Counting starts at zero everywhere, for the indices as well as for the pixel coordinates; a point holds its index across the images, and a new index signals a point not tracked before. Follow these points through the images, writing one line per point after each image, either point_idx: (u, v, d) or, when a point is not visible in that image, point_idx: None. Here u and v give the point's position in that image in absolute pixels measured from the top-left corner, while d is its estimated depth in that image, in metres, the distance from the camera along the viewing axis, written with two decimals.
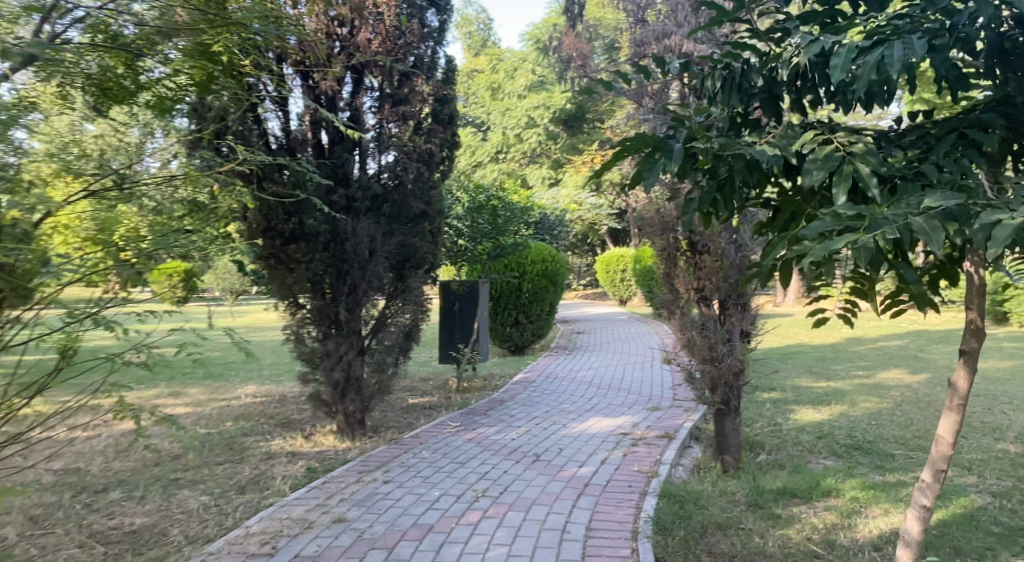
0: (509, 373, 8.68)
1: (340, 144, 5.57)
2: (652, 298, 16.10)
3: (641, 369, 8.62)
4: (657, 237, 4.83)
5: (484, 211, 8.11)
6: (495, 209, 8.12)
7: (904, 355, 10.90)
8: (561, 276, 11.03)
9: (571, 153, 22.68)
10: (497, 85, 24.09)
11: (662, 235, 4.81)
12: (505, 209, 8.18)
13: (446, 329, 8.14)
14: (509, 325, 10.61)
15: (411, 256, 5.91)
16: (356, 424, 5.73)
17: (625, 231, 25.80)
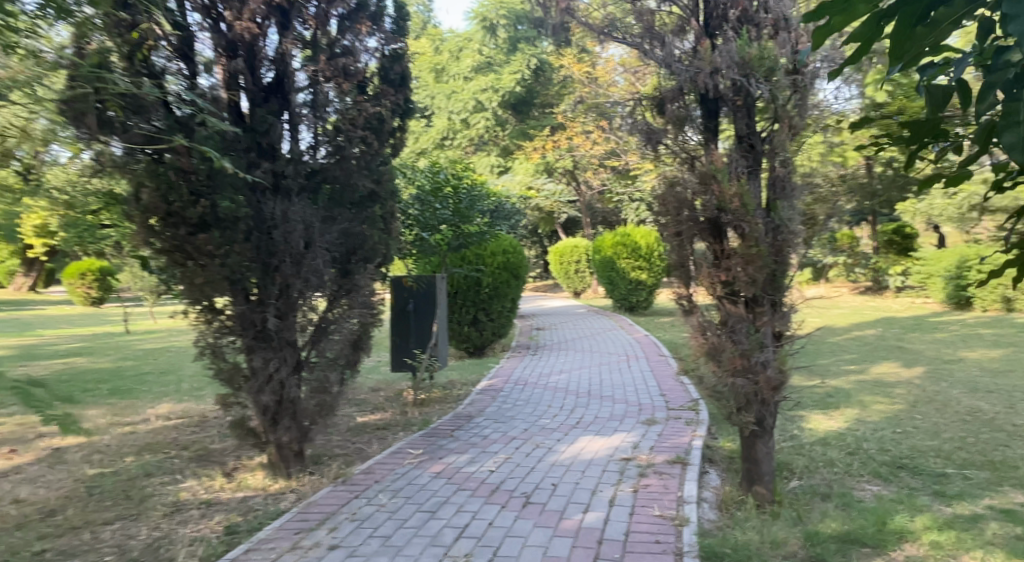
0: (472, 380, 7.63)
1: (263, 107, 4.39)
2: (613, 290, 15.29)
3: (619, 371, 7.71)
4: (674, 219, 3.89)
5: (442, 196, 7.04)
6: (456, 192, 7.08)
7: (886, 345, 10.35)
8: (523, 269, 10.08)
9: (521, 139, 21.75)
10: (441, 67, 22.84)
11: (679, 216, 3.87)
12: (467, 192, 7.13)
13: (399, 333, 7.09)
14: (467, 325, 9.57)
15: (359, 248, 4.77)
16: (291, 458, 4.59)
17: (577, 221, 25.00)
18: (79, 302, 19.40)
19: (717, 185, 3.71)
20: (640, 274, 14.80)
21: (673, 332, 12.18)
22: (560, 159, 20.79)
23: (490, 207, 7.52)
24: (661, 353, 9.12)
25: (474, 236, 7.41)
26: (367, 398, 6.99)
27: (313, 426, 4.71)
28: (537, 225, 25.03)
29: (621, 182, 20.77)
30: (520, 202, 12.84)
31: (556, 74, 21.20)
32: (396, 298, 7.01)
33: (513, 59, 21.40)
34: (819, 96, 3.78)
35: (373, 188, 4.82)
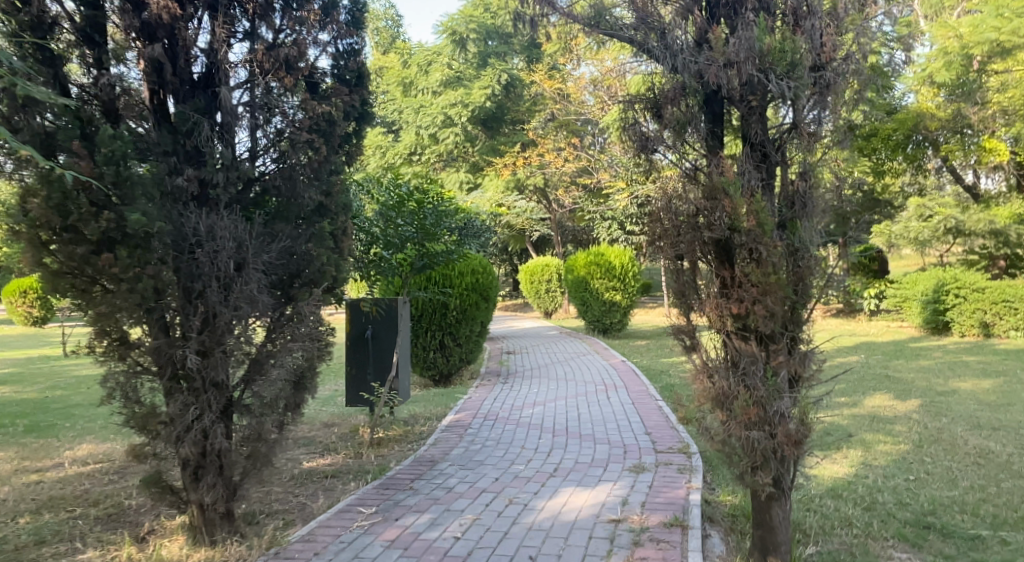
0: (437, 413, 6.95)
1: (192, 107, 3.71)
2: (586, 312, 14.71)
3: (597, 404, 7.09)
4: (673, 239, 3.28)
5: (405, 211, 6.38)
6: (420, 207, 6.44)
7: (874, 373, 9.90)
8: (493, 291, 9.48)
9: (491, 155, 21.26)
10: (409, 80, 22.18)
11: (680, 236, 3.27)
12: (432, 208, 6.48)
13: (356, 362, 6.41)
14: (433, 351, 8.91)
15: (304, 269, 4.09)
16: (218, 521, 3.87)
17: (549, 240, 24.47)
18: (19, 320, 18.32)
19: (728, 199, 3.11)
20: (614, 295, 14.26)
21: (649, 357, 11.61)
22: (530, 176, 20.27)
23: (460, 223, 6.86)
24: (641, 383, 8.53)
25: (441, 256, 6.75)
26: (317, 436, 6.25)
27: (246, 480, 3.99)
28: (507, 244, 24.44)
29: (593, 200, 20.32)
30: (490, 220, 12.22)
31: (527, 91, 20.76)
32: (353, 322, 6.35)
33: (483, 73, 20.88)
34: (844, 98, 3.24)
35: (321, 201, 4.16)
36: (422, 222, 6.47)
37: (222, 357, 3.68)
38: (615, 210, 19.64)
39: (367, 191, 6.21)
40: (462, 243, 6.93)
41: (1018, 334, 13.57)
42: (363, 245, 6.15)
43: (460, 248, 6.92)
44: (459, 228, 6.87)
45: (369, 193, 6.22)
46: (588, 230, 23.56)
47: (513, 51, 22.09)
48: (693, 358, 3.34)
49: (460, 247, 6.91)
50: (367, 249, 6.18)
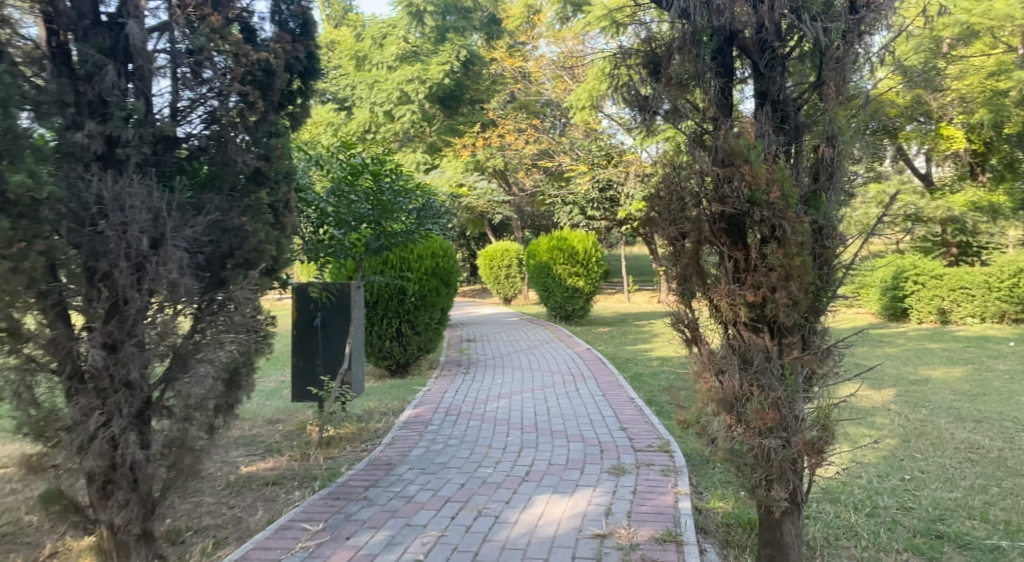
0: (393, 409, 6.40)
1: (97, 49, 3.11)
2: (548, 298, 14.25)
3: (565, 396, 6.63)
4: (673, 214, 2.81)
5: (360, 184, 5.69)
6: (377, 179, 5.73)
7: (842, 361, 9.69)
8: (454, 275, 8.95)
9: (450, 135, 20.74)
10: (362, 53, 21.22)
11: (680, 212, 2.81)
12: (391, 182, 5.81)
13: (304, 353, 5.82)
14: (389, 340, 8.34)
15: (238, 246, 3.52)
16: (132, 544, 3.32)
17: (506, 223, 23.96)
18: None
19: (748, 165, 2.61)
20: (576, 280, 13.84)
21: (614, 345, 11.22)
22: (489, 158, 19.72)
23: (422, 201, 6.19)
24: (609, 372, 8.12)
25: (401, 236, 6.09)
26: (260, 438, 5.64)
27: (167, 494, 3.41)
28: (465, 228, 23.82)
29: (553, 183, 19.92)
30: (449, 202, 11.65)
31: (487, 69, 20.33)
32: (301, 310, 5.75)
33: (441, 49, 20.17)
34: (873, 47, 2.81)
35: (258, 167, 3.61)
36: (378, 196, 5.77)
37: (135, 351, 3.10)
38: (576, 194, 19.23)
39: (315, 163, 5.54)
40: (426, 222, 6.27)
41: (974, 321, 13.58)
42: (310, 226, 5.57)
43: (422, 230, 6.25)
44: (421, 203, 6.19)
45: (321, 168, 5.56)
46: (547, 214, 23.12)
47: (472, 28, 21.44)
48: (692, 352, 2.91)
49: (423, 230, 6.26)
50: (316, 230, 5.61)
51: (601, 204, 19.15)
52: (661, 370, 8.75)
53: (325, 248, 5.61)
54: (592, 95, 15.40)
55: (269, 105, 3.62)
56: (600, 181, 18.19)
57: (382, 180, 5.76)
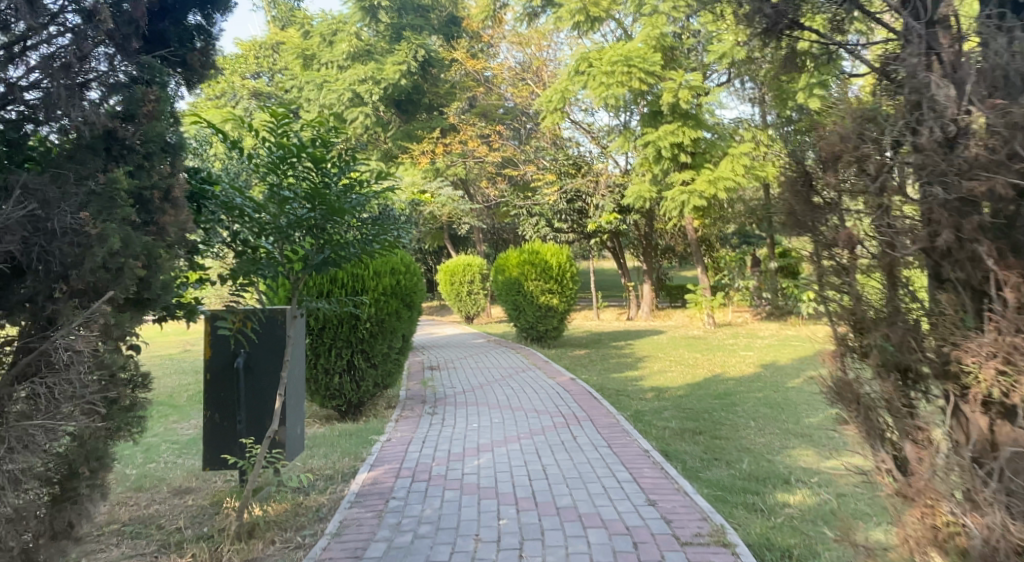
0: (342, 474, 4.93)
1: None
2: (518, 317, 12.94)
3: (564, 451, 5.26)
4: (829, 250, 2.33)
5: (297, 173, 3.92)
6: (323, 166, 3.92)
7: None
8: (416, 295, 7.72)
9: (406, 141, 19.36)
10: (310, 52, 19.73)
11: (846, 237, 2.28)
12: (339, 166, 3.97)
13: (220, 403, 4.35)
14: (339, 374, 6.96)
15: (78, 263, 2.16)
16: None
17: (466, 235, 22.61)
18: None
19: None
20: (549, 298, 12.55)
21: (596, 370, 9.97)
22: (450, 166, 18.45)
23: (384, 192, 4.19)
24: (606, 412, 6.79)
25: (358, 247, 4.15)
26: (156, 523, 4.11)
27: None
28: (423, 241, 22.41)
29: (519, 194, 18.67)
30: (407, 211, 10.32)
31: (448, 71, 19.15)
32: (221, 346, 4.31)
33: (396, 48, 18.80)
34: None
35: (113, 128, 2.35)
36: (316, 188, 3.92)
37: None
38: (543, 206, 17.90)
39: (231, 140, 3.81)
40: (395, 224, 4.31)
41: None
42: (227, 233, 3.85)
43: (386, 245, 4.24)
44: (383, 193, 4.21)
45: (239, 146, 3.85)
46: (510, 226, 21.88)
47: (430, 28, 20.15)
48: (886, 453, 2.28)
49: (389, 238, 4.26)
50: (235, 239, 3.88)
51: (569, 215, 17.91)
52: (663, 405, 7.43)
53: (250, 266, 3.85)
54: (564, 95, 14.21)
55: (129, 32, 2.42)
56: (568, 192, 17.40)
57: (323, 160, 3.91)
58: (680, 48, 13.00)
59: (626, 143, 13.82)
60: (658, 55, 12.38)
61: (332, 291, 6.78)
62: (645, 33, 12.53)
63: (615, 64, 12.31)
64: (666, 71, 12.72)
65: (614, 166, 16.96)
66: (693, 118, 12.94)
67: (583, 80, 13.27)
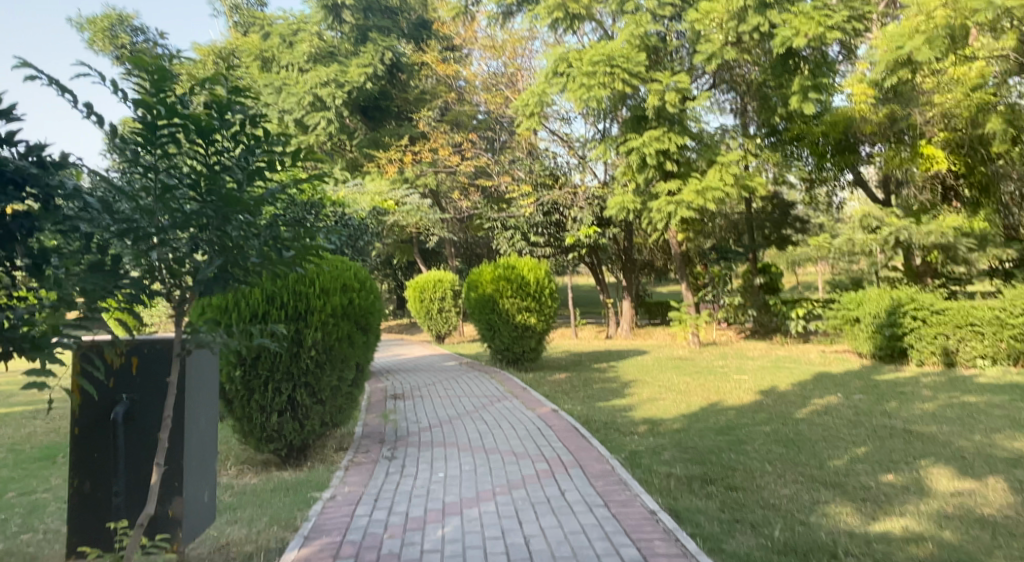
0: (266, 550, 3.85)
1: None
2: (492, 338, 11.86)
3: (550, 516, 4.27)
4: None
5: (187, 152, 2.87)
6: (222, 147, 2.93)
7: (874, 410, 7.53)
8: (374, 315, 6.70)
9: (373, 149, 18.34)
10: (270, 54, 18.84)
11: None
12: (242, 140, 2.95)
13: (93, 469, 3.43)
14: (277, 416, 6.06)
15: None
16: None
17: (438, 248, 21.60)
18: None
19: None
20: (526, 317, 11.55)
21: (579, 398, 8.94)
22: (420, 176, 17.49)
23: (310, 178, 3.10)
24: (596, 454, 5.80)
25: (274, 256, 3.01)
26: None
27: None
28: (392, 254, 21.41)
29: (492, 206, 17.70)
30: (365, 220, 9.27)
31: (418, 78, 18.33)
32: (91, 393, 3.40)
33: (362, 50, 17.86)
34: None
35: None
36: (208, 168, 2.87)
37: None
38: (517, 218, 16.72)
39: (86, 106, 2.73)
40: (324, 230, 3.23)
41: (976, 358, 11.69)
42: (76, 240, 2.62)
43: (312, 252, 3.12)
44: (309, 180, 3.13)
45: (99, 114, 2.75)
46: (483, 240, 20.93)
47: (399, 33, 19.20)
48: None
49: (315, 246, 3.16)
50: (87, 247, 2.64)
51: (545, 228, 16.84)
52: (661, 444, 6.39)
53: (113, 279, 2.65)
54: (541, 98, 13.10)
55: None
56: (544, 203, 16.31)
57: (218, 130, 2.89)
58: (663, 50, 12.15)
59: (606, 150, 12.84)
60: (643, 54, 11.41)
61: (268, 312, 5.84)
62: (628, 31, 11.54)
63: (596, 63, 11.30)
64: (649, 72, 11.81)
65: (592, 178, 16.10)
66: (678, 125, 11.98)
67: (562, 82, 12.34)
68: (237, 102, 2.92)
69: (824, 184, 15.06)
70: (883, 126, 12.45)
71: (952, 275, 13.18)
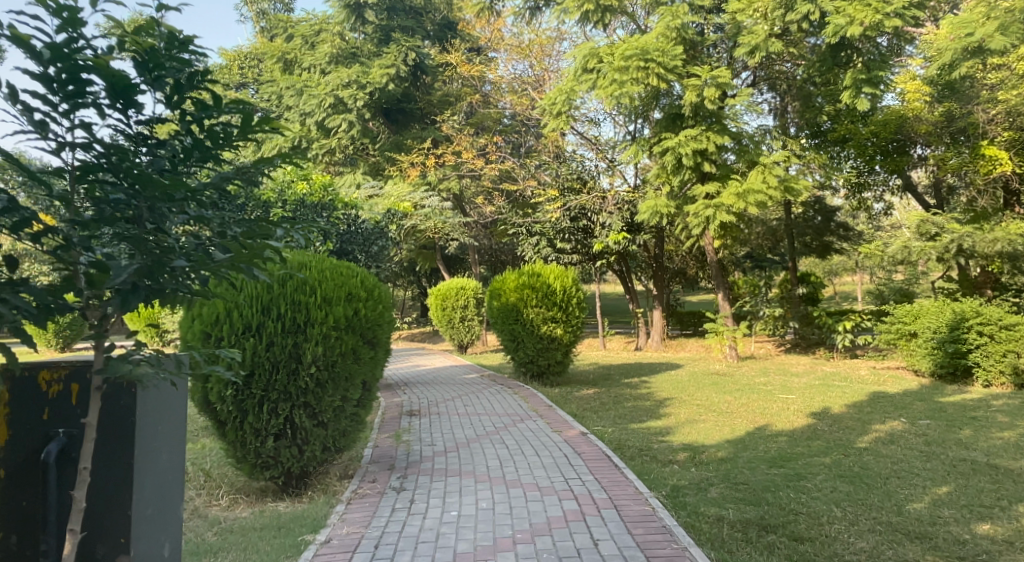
0: None
1: None
2: (516, 350, 11.11)
3: None
4: None
5: (110, 120, 2.12)
6: (156, 116, 2.17)
7: (945, 439, 6.68)
8: (383, 327, 6.03)
9: (395, 152, 17.75)
10: (291, 55, 18.36)
11: None
12: (181, 108, 2.19)
13: (18, 516, 2.76)
14: (273, 439, 5.41)
15: None
16: None
17: (460, 254, 20.96)
18: None
19: None
20: (552, 328, 10.82)
21: (609, 418, 8.19)
22: (443, 180, 16.86)
23: (266, 161, 2.32)
24: (633, 489, 5.08)
25: (200, 256, 2.16)
26: None
27: None
28: (414, 260, 20.82)
29: (518, 211, 17.00)
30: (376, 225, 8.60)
31: (442, 79, 17.74)
32: (24, 422, 2.75)
33: (385, 51, 17.30)
34: None
35: None
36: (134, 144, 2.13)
37: None
38: (543, 223, 15.97)
39: None
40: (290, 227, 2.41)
41: None
42: None
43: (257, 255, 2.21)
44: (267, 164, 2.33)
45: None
46: (508, 246, 20.24)
47: (422, 32, 18.64)
48: None
49: (264, 245, 2.23)
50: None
51: (572, 234, 16.02)
52: (707, 478, 5.62)
53: (5, 288, 1.97)
54: (569, 97, 12.30)
55: None
56: (571, 209, 15.53)
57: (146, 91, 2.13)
58: (701, 44, 11.38)
59: (638, 152, 12.06)
60: (679, 47, 10.60)
61: (263, 324, 5.23)
62: (663, 24, 10.73)
63: (629, 58, 10.52)
64: (686, 67, 11.02)
65: (622, 182, 15.34)
66: (716, 124, 11.15)
67: (593, 79, 11.61)
68: (174, 59, 2.15)
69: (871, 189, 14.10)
70: (939, 126, 11.45)
71: (1014, 286, 12.18)
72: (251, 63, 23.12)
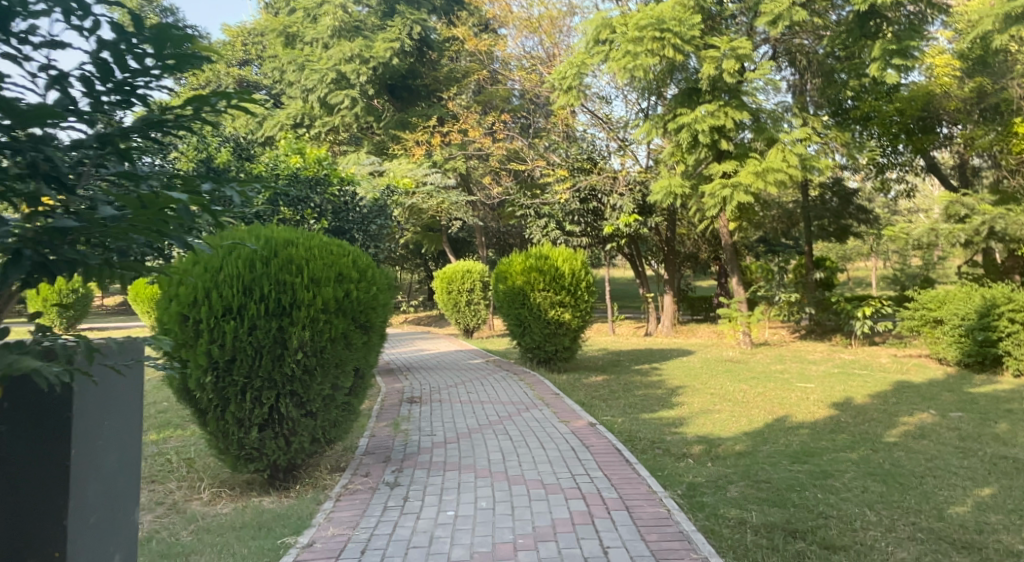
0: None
1: None
2: (522, 335, 10.68)
3: None
4: None
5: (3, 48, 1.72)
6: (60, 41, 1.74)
7: (982, 433, 6.21)
8: (378, 310, 5.62)
9: (399, 130, 17.29)
10: (293, 29, 17.89)
11: None
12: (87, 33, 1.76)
13: None
14: (257, 430, 5.03)
15: None
16: None
17: (466, 236, 20.53)
18: None
19: None
20: (560, 313, 10.38)
21: (619, 408, 7.77)
22: (449, 159, 16.39)
23: (195, 99, 1.88)
24: (645, 488, 4.67)
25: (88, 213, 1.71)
26: None
27: None
28: (419, 242, 20.41)
29: (525, 192, 16.53)
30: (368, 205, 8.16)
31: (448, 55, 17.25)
32: None
33: (389, 24, 16.81)
34: None
35: None
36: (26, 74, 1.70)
37: None
38: (552, 205, 15.45)
39: None
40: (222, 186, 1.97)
41: None
42: None
43: (157, 215, 1.75)
44: (197, 104, 1.91)
45: None
46: (515, 228, 19.77)
47: (429, 7, 18.11)
48: None
49: (168, 204, 1.78)
50: None
51: (582, 216, 15.51)
52: (725, 475, 5.19)
53: None
54: (579, 71, 11.76)
55: None
56: (581, 190, 15.02)
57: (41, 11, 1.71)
58: (720, 14, 10.83)
59: (652, 130, 11.54)
60: (697, 16, 10.06)
61: (245, 305, 4.84)
62: None
63: (643, 28, 10.02)
64: (704, 39, 10.49)
65: (635, 163, 14.79)
66: (734, 99, 10.61)
67: (605, 50, 11.10)
68: None
69: (893, 169, 13.54)
70: (970, 102, 10.79)
71: None
72: (255, 39, 22.63)
